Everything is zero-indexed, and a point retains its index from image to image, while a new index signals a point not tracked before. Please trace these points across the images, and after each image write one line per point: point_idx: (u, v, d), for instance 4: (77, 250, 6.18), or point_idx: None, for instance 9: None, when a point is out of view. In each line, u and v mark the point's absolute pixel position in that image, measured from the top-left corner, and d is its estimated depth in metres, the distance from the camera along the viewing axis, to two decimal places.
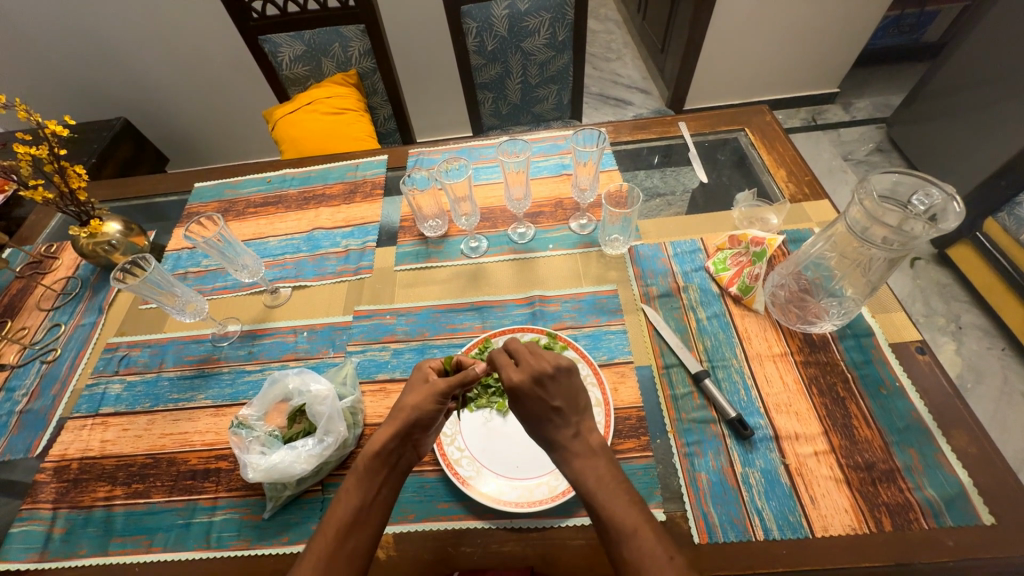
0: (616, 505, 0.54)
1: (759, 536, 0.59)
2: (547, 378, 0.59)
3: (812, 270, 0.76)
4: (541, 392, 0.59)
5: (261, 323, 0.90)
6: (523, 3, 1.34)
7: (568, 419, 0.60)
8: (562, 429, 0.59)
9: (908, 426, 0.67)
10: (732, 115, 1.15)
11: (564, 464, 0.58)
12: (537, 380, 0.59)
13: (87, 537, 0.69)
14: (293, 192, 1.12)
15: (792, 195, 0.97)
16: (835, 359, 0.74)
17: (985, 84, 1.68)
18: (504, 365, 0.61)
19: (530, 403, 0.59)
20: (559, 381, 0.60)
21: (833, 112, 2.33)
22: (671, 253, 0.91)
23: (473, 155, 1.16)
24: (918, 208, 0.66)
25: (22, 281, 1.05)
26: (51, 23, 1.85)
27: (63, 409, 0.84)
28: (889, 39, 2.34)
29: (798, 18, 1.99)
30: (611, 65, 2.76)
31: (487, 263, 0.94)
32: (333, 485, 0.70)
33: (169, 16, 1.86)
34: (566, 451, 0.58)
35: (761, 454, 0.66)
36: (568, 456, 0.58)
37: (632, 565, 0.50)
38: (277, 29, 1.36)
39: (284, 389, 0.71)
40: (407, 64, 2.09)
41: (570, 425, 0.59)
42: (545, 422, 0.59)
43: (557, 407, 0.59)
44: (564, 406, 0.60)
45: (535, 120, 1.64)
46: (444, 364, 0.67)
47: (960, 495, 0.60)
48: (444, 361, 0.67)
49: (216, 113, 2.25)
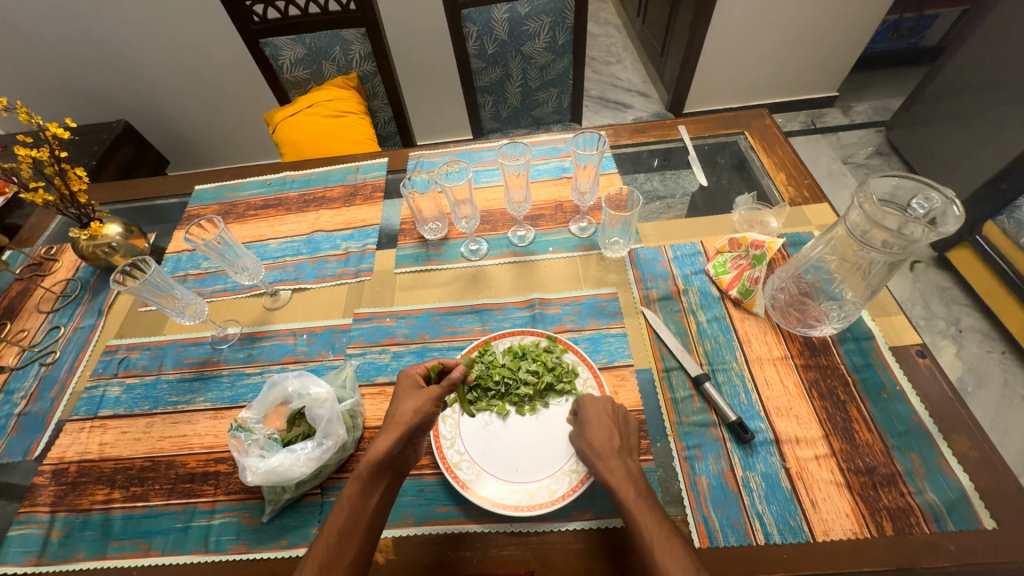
0: (647, 520, 0.53)
1: (760, 541, 0.59)
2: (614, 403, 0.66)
3: (812, 274, 0.75)
4: (606, 411, 0.65)
5: (261, 326, 0.90)
6: (523, 7, 1.35)
7: (612, 432, 0.62)
8: (608, 439, 0.61)
9: (909, 430, 0.66)
10: (732, 119, 1.15)
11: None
12: (606, 402, 0.66)
13: (85, 540, 0.68)
14: (293, 195, 1.12)
15: (792, 198, 0.97)
16: (835, 362, 0.74)
17: (984, 88, 1.68)
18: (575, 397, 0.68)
19: (589, 413, 0.64)
20: (606, 407, 0.65)
21: (832, 115, 2.33)
22: (671, 256, 0.91)
23: (473, 158, 1.16)
24: (917, 212, 0.66)
25: (22, 283, 1.05)
26: (54, 27, 1.86)
27: (62, 412, 0.84)
28: (887, 43, 2.35)
29: (797, 22, 2.00)
30: (610, 69, 2.77)
31: (487, 266, 0.94)
32: (332, 488, 0.69)
33: (171, 21, 1.87)
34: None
35: (762, 458, 0.66)
36: None
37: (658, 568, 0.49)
38: (277, 33, 1.37)
39: (284, 392, 0.70)
40: (408, 66, 2.10)
41: (619, 440, 0.61)
42: (601, 438, 0.61)
43: (614, 423, 0.63)
44: (617, 423, 0.64)
45: (535, 123, 1.64)
46: (431, 369, 0.68)
47: (962, 500, 0.60)
48: (430, 366, 0.68)
49: (217, 116, 2.26)
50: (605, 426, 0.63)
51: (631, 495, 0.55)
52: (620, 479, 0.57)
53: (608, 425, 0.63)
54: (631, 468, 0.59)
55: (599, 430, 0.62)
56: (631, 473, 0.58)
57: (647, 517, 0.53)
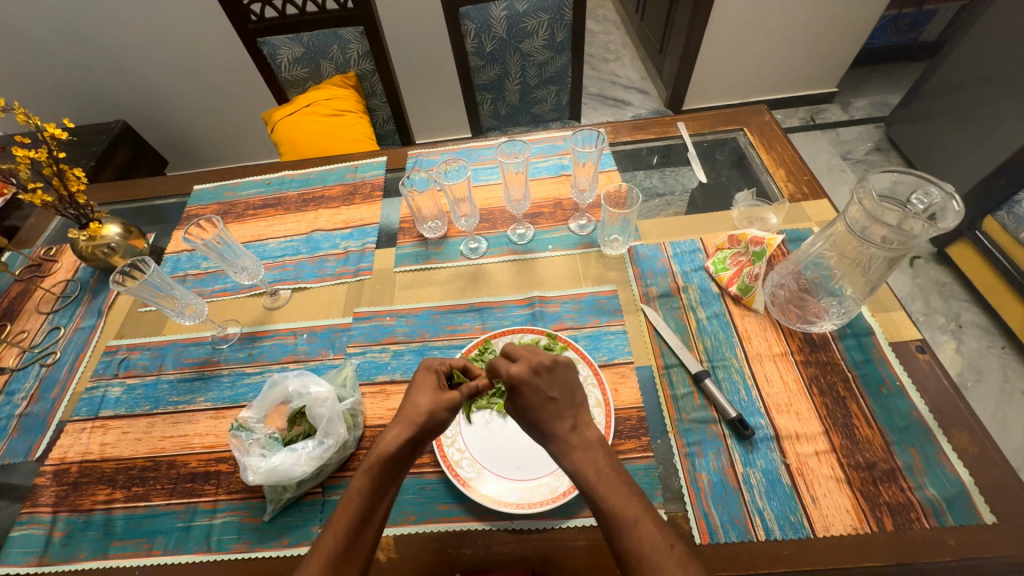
0: (620, 501, 0.53)
1: (761, 537, 0.59)
2: (545, 368, 0.62)
3: (812, 270, 0.76)
4: (534, 387, 0.60)
5: (260, 325, 0.90)
6: (521, 4, 1.35)
7: (561, 412, 0.61)
8: (557, 420, 0.60)
9: (909, 425, 0.66)
10: (731, 115, 1.15)
11: (563, 460, 0.59)
12: (536, 368, 0.61)
13: (87, 540, 0.68)
14: (292, 194, 1.12)
15: (791, 194, 0.97)
16: (836, 358, 0.74)
17: (983, 83, 1.68)
18: (501, 362, 0.62)
19: (524, 388, 0.60)
20: (540, 376, 0.61)
21: (831, 111, 2.33)
22: (671, 253, 0.91)
23: (472, 156, 1.16)
24: (917, 207, 0.66)
25: (21, 284, 1.05)
26: (52, 28, 1.86)
27: (62, 413, 0.84)
28: (886, 38, 2.34)
29: (796, 17, 1.99)
30: (609, 66, 2.76)
31: (486, 264, 0.94)
32: (333, 487, 0.69)
33: (168, 19, 1.86)
34: (563, 443, 0.59)
35: (762, 454, 0.66)
36: (565, 451, 0.59)
37: (633, 553, 0.50)
38: (275, 32, 1.36)
39: (284, 391, 0.70)
40: (406, 64, 2.09)
41: (566, 418, 0.60)
42: (544, 419, 0.60)
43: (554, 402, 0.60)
44: (560, 397, 0.61)
45: (534, 121, 1.64)
46: (455, 374, 0.69)
47: (962, 495, 0.60)
48: (455, 370, 0.69)
49: (215, 117, 2.26)
50: (544, 402, 0.60)
51: (592, 472, 0.56)
52: (581, 458, 0.57)
53: (549, 401, 0.60)
54: (588, 445, 0.59)
55: (543, 409, 0.60)
56: (589, 450, 0.58)
57: (616, 497, 0.53)
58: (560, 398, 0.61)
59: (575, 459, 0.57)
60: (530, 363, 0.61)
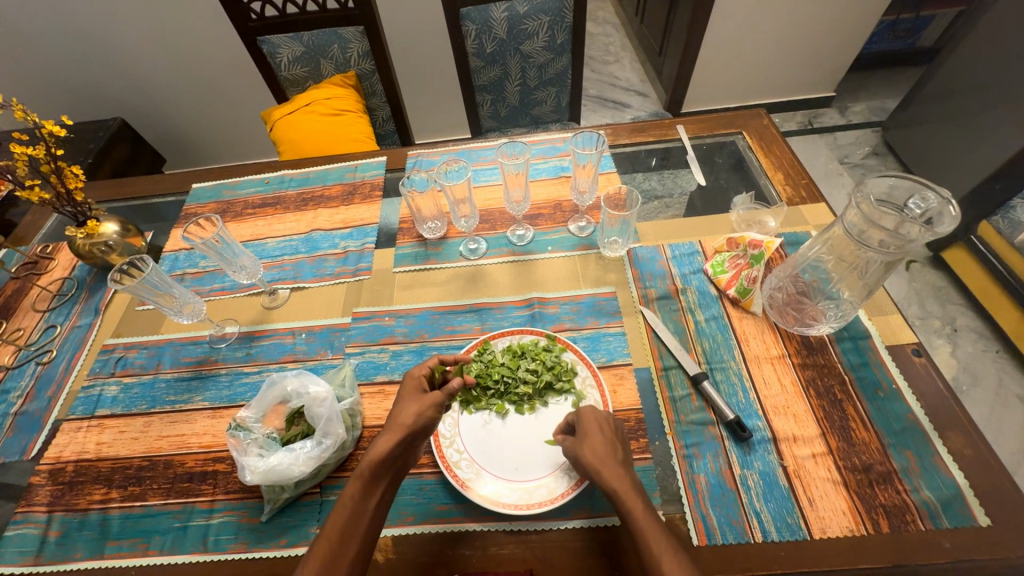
0: (655, 536, 0.52)
1: (759, 539, 0.60)
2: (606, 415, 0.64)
3: (810, 273, 0.76)
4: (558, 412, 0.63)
5: (259, 325, 0.90)
6: (522, 6, 1.35)
7: (613, 445, 0.61)
8: (609, 452, 0.59)
9: (904, 428, 0.67)
10: (730, 118, 1.16)
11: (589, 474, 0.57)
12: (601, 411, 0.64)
13: (82, 540, 0.68)
14: (292, 193, 1.12)
15: (789, 198, 0.97)
16: (833, 361, 0.74)
17: (979, 88, 1.69)
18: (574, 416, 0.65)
19: (587, 422, 0.63)
20: (603, 418, 0.63)
21: (829, 115, 2.34)
22: (670, 255, 0.91)
23: (472, 157, 1.16)
24: (914, 212, 0.66)
25: (17, 282, 1.04)
26: (49, 23, 1.84)
27: (58, 411, 0.83)
28: (883, 44, 2.36)
29: (796, 21, 2.00)
30: (608, 68, 2.77)
31: (486, 265, 0.94)
32: (332, 487, 0.69)
33: (167, 16, 1.85)
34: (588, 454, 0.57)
35: (760, 456, 0.66)
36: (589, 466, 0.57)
37: None
38: (276, 31, 1.36)
39: (283, 391, 0.70)
40: (406, 63, 2.08)
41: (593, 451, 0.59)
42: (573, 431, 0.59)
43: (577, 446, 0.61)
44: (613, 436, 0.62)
45: (533, 122, 1.64)
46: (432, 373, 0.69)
47: (957, 497, 0.60)
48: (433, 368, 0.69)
49: (214, 115, 2.25)
50: (605, 437, 0.61)
51: (639, 509, 0.54)
52: (629, 491, 0.56)
53: (607, 438, 0.61)
54: (635, 482, 0.57)
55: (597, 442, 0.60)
56: (635, 485, 0.57)
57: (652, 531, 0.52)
58: (614, 437, 0.62)
59: (619, 485, 0.56)
60: (594, 408, 0.65)
